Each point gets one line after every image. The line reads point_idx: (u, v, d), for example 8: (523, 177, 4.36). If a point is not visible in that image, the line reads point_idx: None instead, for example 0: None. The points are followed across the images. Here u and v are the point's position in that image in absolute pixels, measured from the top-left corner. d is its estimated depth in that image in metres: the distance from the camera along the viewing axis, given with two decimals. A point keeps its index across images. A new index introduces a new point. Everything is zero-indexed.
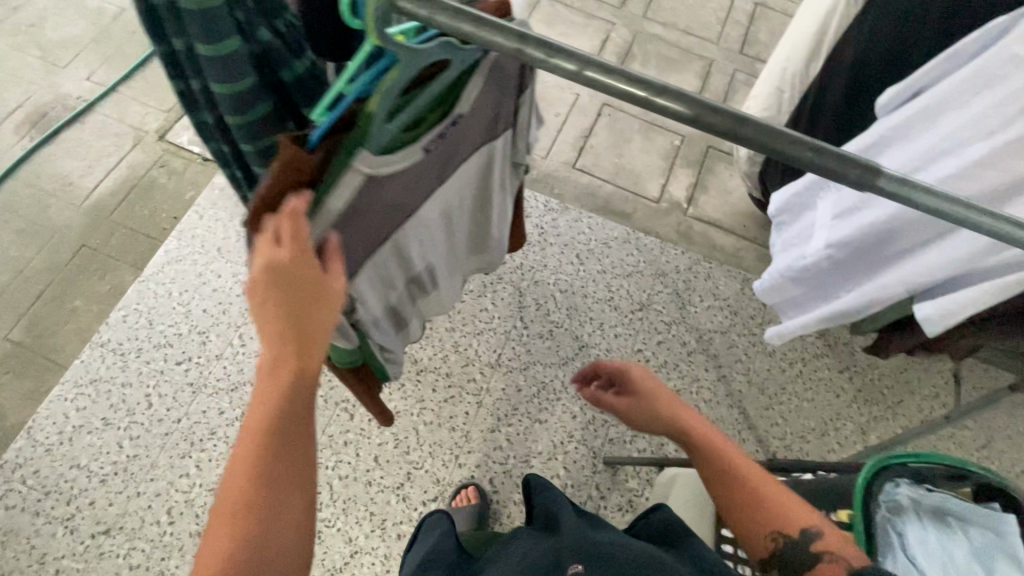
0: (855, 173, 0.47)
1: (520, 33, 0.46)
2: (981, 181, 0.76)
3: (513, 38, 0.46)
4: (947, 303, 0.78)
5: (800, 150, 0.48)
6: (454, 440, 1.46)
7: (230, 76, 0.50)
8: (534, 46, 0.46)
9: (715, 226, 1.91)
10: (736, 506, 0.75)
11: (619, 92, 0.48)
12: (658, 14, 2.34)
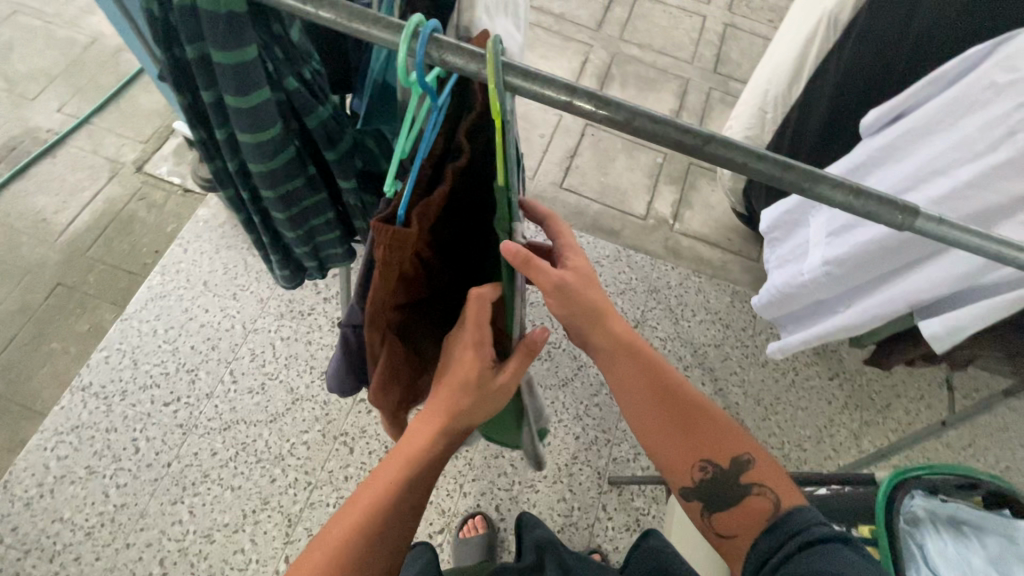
0: (893, 216, 0.42)
1: (525, 72, 0.41)
2: (970, 202, 0.80)
3: (519, 77, 0.40)
4: (951, 319, 0.82)
5: (886, 209, 0.41)
6: (458, 469, 1.44)
7: (258, 124, 0.50)
8: (540, 85, 0.41)
9: (702, 241, 1.95)
10: (663, 430, 0.70)
11: (634, 134, 0.42)
12: (634, 36, 2.41)
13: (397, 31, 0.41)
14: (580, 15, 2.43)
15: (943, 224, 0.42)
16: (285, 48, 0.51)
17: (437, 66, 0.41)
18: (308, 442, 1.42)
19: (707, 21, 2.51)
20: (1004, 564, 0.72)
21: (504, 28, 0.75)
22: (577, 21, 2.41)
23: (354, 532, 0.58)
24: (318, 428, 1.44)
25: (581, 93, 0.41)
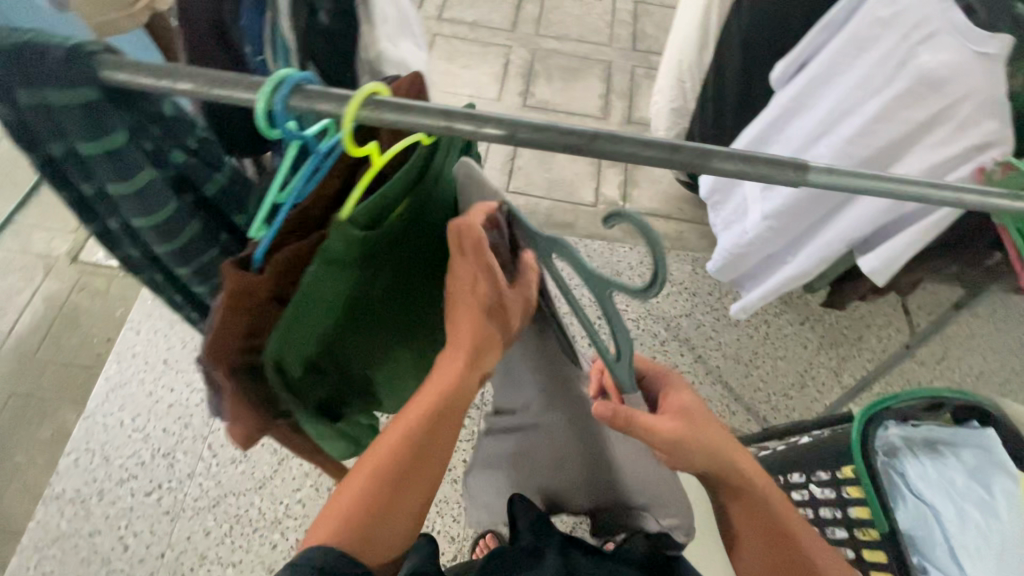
0: (788, 175, 0.42)
1: (403, 106, 0.40)
2: (882, 135, 0.81)
3: (396, 112, 0.40)
4: (886, 251, 0.84)
5: (780, 169, 0.42)
6: (460, 493, 1.43)
7: (151, 206, 0.48)
8: (418, 115, 0.40)
9: (655, 216, 1.97)
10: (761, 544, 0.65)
11: (533, 144, 0.41)
12: (549, 29, 2.43)
13: (258, 87, 0.40)
14: (493, 19, 2.44)
15: (837, 173, 0.43)
16: (164, 124, 0.49)
17: (307, 114, 0.40)
18: (303, 499, 1.39)
19: (617, 2, 2.54)
20: (985, 475, 0.74)
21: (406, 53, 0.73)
22: (491, 25, 2.42)
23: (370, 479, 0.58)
24: (310, 483, 1.40)
25: (458, 115, 0.40)
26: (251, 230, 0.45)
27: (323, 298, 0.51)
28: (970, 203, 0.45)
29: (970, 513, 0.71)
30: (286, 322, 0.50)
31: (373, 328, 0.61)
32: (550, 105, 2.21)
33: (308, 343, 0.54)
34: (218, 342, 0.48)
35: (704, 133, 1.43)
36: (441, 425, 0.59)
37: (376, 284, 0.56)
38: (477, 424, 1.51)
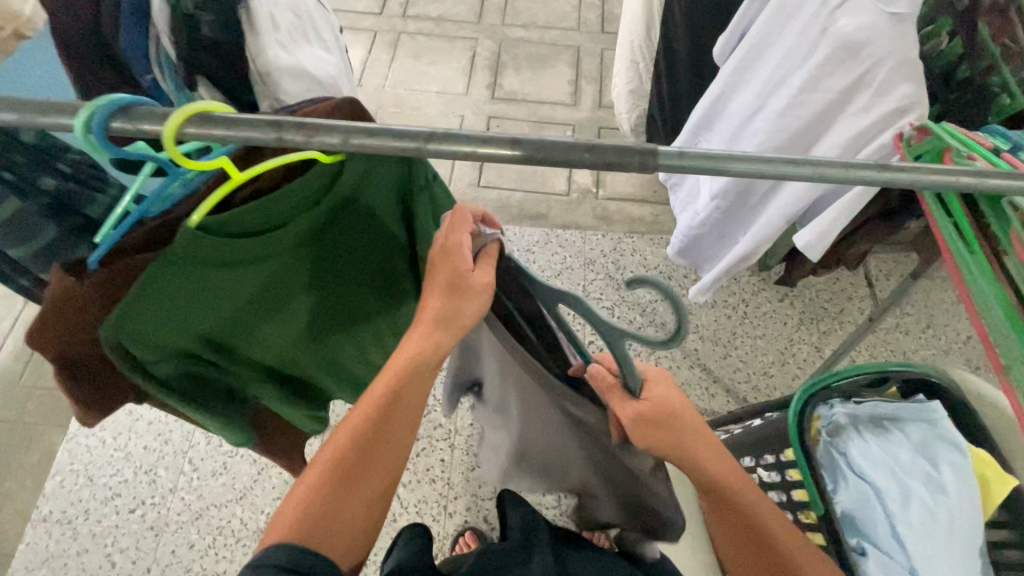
0: (634, 161, 0.40)
1: (229, 121, 0.39)
2: (809, 105, 0.77)
3: (219, 127, 0.39)
4: (820, 225, 0.76)
5: (628, 156, 0.40)
6: (438, 492, 1.43)
7: (26, 236, 0.50)
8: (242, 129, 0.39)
9: (629, 201, 1.94)
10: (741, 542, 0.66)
11: (375, 149, 0.40)
12: (516, 18, 2.39)
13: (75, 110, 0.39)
14: (458, 12, 2.41)
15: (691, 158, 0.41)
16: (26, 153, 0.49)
17: (130, 134, 0.39)
18: None
19: None
20: (930, 449, 0.72)
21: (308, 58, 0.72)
22: (457, 18, 2.39)
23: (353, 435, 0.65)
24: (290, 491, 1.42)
25: (289, 125, 0.39)
26: (97, 234, 0.48)
27: (178, 297, 0.53)
28: (854, 176, 0.41)
29: (915, 490, 0.70)
30: (134, 318, 0.51)
31: (253, 317, 0.64)
32: (519, 95, 2.19)
33: (172, 335, 0.56)
34: (44, 331, 0.49)
35: (662, 114, 1.40)
36: (411, 383, 0.65)
37: (253, 284, 0.59)
38: (453, 422, 1.51)
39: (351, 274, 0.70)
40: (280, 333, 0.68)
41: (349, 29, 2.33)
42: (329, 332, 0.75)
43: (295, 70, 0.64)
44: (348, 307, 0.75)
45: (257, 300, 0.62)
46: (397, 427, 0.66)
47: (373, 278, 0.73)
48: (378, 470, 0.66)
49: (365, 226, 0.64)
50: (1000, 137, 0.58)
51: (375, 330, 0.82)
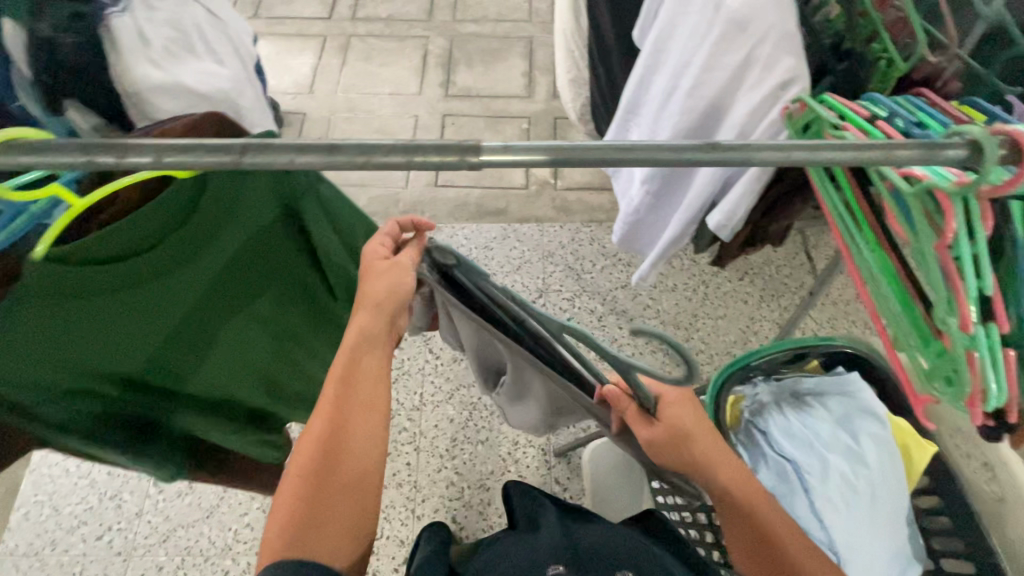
0: (459, 159, 0.39)
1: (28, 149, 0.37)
2: (708, 84, 0.76)
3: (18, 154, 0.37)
4: (728, 206, 0.76)
5: (449, 154, 0.39)
6: (406, 496, 1.42)
7: None
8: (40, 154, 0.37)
9: (587, 189, 1.93)
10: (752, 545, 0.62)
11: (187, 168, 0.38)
12: (466, 13, 2.37)
13: None
14: (408, 10, 2.39)
15: (516, 151, 0.40)
16: None
17: None
18: (251, 523, 1.40)
19: None
20: (850, 422, 0.72)
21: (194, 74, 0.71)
22: (407, 17, 2.37)
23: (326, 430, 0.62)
24: (257, 506, 1.42)
25: (97, 147, 0.37)
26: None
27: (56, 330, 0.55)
28: (690, 156, 0.40)
29: (835, 464, 0.69)
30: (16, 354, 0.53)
31: (153, 347, 0.64)
32: (473, 91, 2.17)
33: (58, 371, 0.57)
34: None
35: (601, 100, 1.39)
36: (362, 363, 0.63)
37: (140, 310, 0.60)
38: (417, 425, 1.51)
39: (255, 291, 0.70)
40: (190, 358, 0.69)
41: (298, 36, 2.31)
42: (248, 351, 0.76)
43: (172, 88, 0.66)
44: (264, 325, 0.75)
45: (153, 327, 0.63)
46: (357, 438, 0.63)
47: (281, 291, 0.73)
48: (350, 491, 0.62)
49: (251, 239, 0.64)
50: (878, 104, 0.57)
51: (303, 344, 0.82)
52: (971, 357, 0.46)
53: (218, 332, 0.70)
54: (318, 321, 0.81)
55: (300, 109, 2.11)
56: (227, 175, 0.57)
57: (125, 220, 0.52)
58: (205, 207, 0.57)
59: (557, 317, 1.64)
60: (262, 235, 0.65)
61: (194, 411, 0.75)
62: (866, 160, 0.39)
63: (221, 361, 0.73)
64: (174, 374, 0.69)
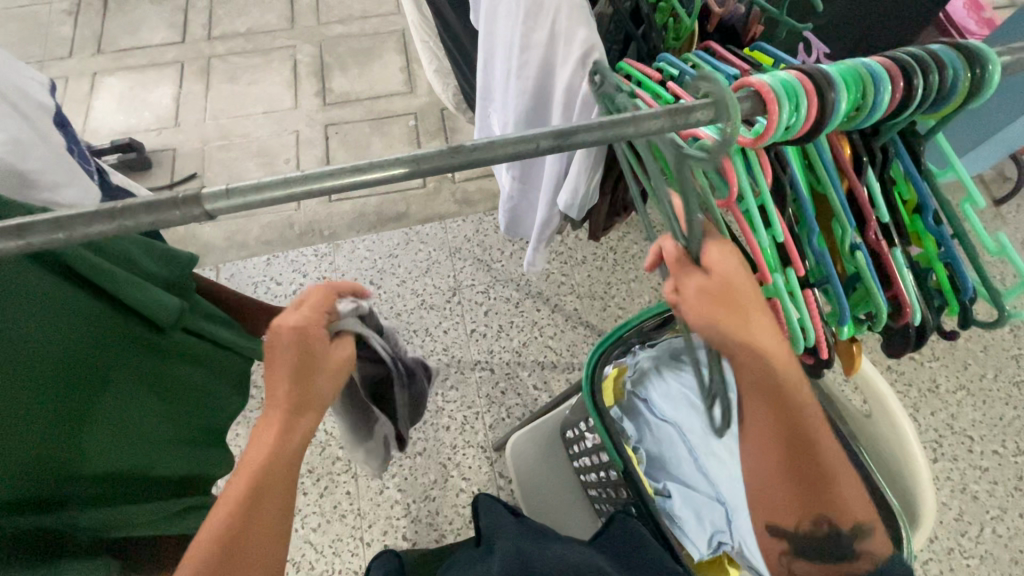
0: (176, 212, 0.37)
1: None
2: (528, 66, 0.74)
3: None
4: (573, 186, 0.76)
5: (164, 210, 0.36)
6: (352, 526, 1.38)
7: None
8: None
9: (486, 177, 1.90)
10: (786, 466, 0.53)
11: None
12: (331, 15, 2.26)
13: None
14: (269, 21, 2.24)
15: (240, 193, 0.37)
16: None
17: None
18: None
19: None
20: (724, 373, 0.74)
21: None
22: (268, 29, 2.23)
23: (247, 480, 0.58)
24: None
25: None
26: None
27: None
28: (428, 168, 0.39)
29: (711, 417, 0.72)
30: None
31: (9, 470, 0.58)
32: (352, 96, 2.08)
33: None
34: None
35: (466, 87, 1.35)
36: (296, 425, 0.63)
37: None
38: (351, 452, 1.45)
39: (84, 356, 0.65)
40: (61, 454, 0.62)
41: (152, 66, 2.13)
42: (122, 416, 0.69)
43: None
44: (120, 385, 0.69)
45: (9, 434, 0.57)
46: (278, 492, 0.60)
47: (115, 341, 0.68)
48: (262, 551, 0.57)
49: (27, 305, 0.59)
50: (673, 65, 0.57)
51: (182, 382, 0.77)
52: (776, 305, 0.48)
53: (76, 412, 0.64)
54: (176, 357, 0.76)
55: (168, 145, 1.97)
56: None
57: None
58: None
59: (474, 312, 1.62)
60: (34, 300, 0.60)
61: (114, 505, 0.68)
62: (610, 138, 0.39)
63: (95, 438, 0.66)
64: (52, 475, 0.61)
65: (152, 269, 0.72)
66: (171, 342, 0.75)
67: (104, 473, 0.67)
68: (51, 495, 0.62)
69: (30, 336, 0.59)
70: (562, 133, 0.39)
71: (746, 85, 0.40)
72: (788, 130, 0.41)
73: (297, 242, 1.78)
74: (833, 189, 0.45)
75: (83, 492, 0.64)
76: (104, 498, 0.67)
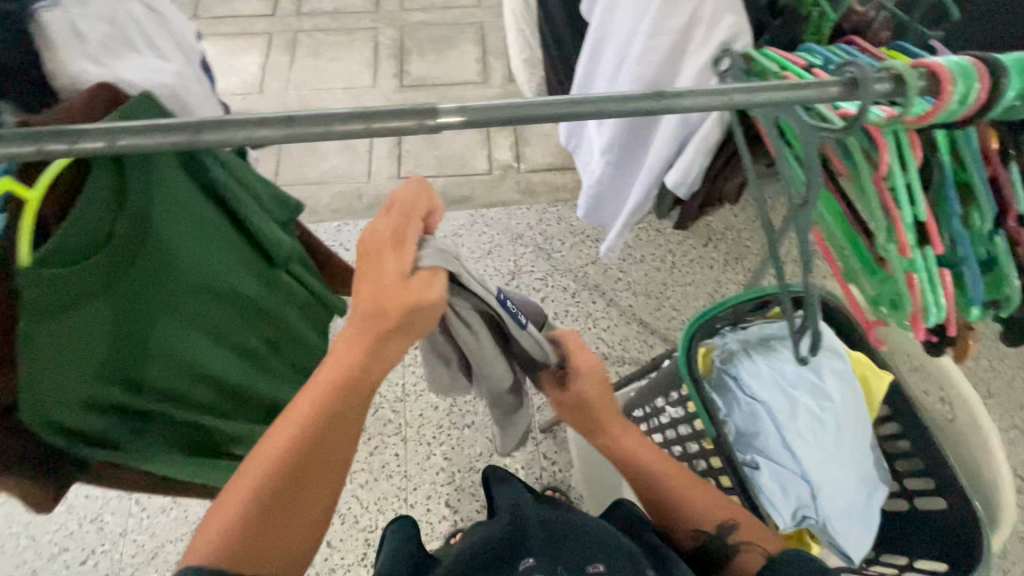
0: (416, 122, 0.40)
1: (26, 132, 0.37)
2: (657, 49, 0.78)
3: (25, 138, 0.37)
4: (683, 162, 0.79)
5: (406, 118, 0.40)
6: (397, 487, 1.43)
7: None
8: (20, 139, 0.37)
9: (550, 170, 1.95)
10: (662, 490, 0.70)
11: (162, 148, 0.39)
12: (414, 2, 2.34)
13: None
14: (354, 3, 2.34)
15: (472, 112, 0.40)
16: None
17: None
18: None
19: None
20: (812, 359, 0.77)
21: (141, 64, 0.68)
22: (354, 10, 2.32)
23: (283, 453, 0.56)
24: None
25: (47, 133, 0.37)
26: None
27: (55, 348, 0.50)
28: (636, 107, 0.42)
29: (801, 399, 0.73)
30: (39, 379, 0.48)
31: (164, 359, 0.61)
32: (428, 81, 2.15)
33: (73, 398, 0.52)
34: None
35: (555, 78, 1.40)
36: (349, 403, 0.59)
37: (129, 308, 0.57)
38: (402, 416, 1.50)
39: (213, 268, 0.65)
40: (182, 352, 0.63)
41: (242, 35, 2.24)
42: (245, 345, 0.71)
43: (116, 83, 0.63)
44: (237, 304, 0.69)
45: (163, 329, 0.61)
46: (338, 437, 0.59)
47: (241, 267, 0.70)
48: (306, 504, 0.58)
49: (192, 220, 0.62)
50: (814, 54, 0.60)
51: (294, 329, 0.79)
52: (910, 279, 0.50)
53: (197, 317, 0.64)
54: (281, 293, 0.77)
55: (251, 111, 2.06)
56: (145, 166, 0.57)
57: (70, 219, 0.50)
58: (132, 188, 0.55)
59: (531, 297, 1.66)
60: (188, 208, 0.62)
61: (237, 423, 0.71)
62: (801, 98, 0.42)
63: (225, 357, 0.68)
64: (190, 378, 0.64)
65: (270, 212, 0.76)
66: (278, 277, 0.77)
67: (210, 384, 0.66)
68: (179, 394, 0.63)
69: (182, 242, 0.61)
70: (762, 90, 0.42)
71: (921, 66, 0.44)
72: (953, 113, 0.44)
73: (365, 213, 1.85)
74: (978, 175, 0.48)
75: (200, 399, 0.65)
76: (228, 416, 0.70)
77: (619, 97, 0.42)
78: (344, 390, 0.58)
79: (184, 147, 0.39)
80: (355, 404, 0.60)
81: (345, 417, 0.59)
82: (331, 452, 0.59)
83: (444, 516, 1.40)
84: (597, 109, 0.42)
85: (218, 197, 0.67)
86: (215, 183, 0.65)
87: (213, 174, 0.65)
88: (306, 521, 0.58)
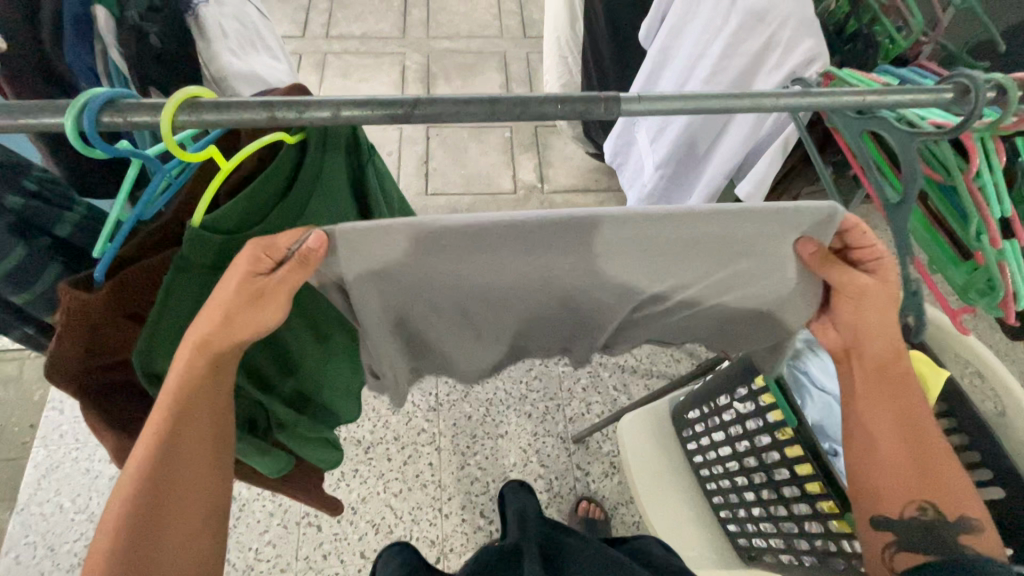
0: (600, 108, 0.46)
1: (262, 100, 0.41)
2: (730, 70, 0.87)
3: (260, 107, 0.41)
4: (757, 176, 0.93)
5: (595, 103, 0.45)
6: (431, 497, 1.40)
7: (29, 279, 0.51)
8: (259, 107, 0.41)
9: (573, 191, 1.99)
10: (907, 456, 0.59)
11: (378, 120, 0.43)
12: (439, 31, 2.44)
13: (62, 112, 0.39)
14: (382, 29, 2.43)
15: (649, 101, 0.46)
16: None
17: (123, 128, 0.40)
18: (272, 540, 1.33)
19: None
20: None
21: (263, 60, 0.70)
22: (382, 36, 2.41)
23: (138, 474, 0.49)
24: (277, 522, 1.35)
25: (279, 102, 0.41)
26: (96, 249, 0.46)
27: (181, 306, 0.51)
28: (786, 103, 0.47)
29: None
30: (145, 332, 0.49)
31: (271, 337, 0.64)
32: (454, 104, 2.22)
33: None
34: (59, 360, 0.46)
35: None
36: (170, 451, 0.50)
37: None
38: (436, 425, 1.49)
39: None
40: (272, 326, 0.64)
41: None
42: (334, 338, 0.73)
43: (249, 75, 0.66)
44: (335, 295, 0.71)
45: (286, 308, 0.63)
46: (185, 458, 0.51)
47: None
48: (182, 496, 0.52)
49: (337, 214, 0.64)
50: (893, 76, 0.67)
51: None
52: (1002, 267, 0.56)
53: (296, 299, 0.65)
54: None
55: None
56: (318, 153, 0.57)
57: (242, 194, 0.51)
58: (307, 174, 0.56)
59: None
60: (336, 199, 0.63)
61: (305, 410, 0.74)
62: (920, 102, 0.49)
63: (315, 348, 0.71)
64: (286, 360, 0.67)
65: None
66: None
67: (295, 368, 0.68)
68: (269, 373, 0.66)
69: (323, 230, 0.62)
70: (893, 92, 0.48)
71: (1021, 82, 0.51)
72: None
73: None
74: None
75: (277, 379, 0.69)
76: (303, 398, 0.74)
77: (775, 94, 0.47)
78: (164, 435, 0.50)
79: (396, 120, 0.44)
80: (180, 434, 0.51)
81: (180, 446, 0.51)
82: (154, 471, 0.49)
83: (479, 526, 1.38)
84: (753, 105, 0.48)
85: (364, 198, 0.69)
86: (355, 179, 0.66)
87: (360, 168, 0.66)
88: (188, 512, 0.52)
